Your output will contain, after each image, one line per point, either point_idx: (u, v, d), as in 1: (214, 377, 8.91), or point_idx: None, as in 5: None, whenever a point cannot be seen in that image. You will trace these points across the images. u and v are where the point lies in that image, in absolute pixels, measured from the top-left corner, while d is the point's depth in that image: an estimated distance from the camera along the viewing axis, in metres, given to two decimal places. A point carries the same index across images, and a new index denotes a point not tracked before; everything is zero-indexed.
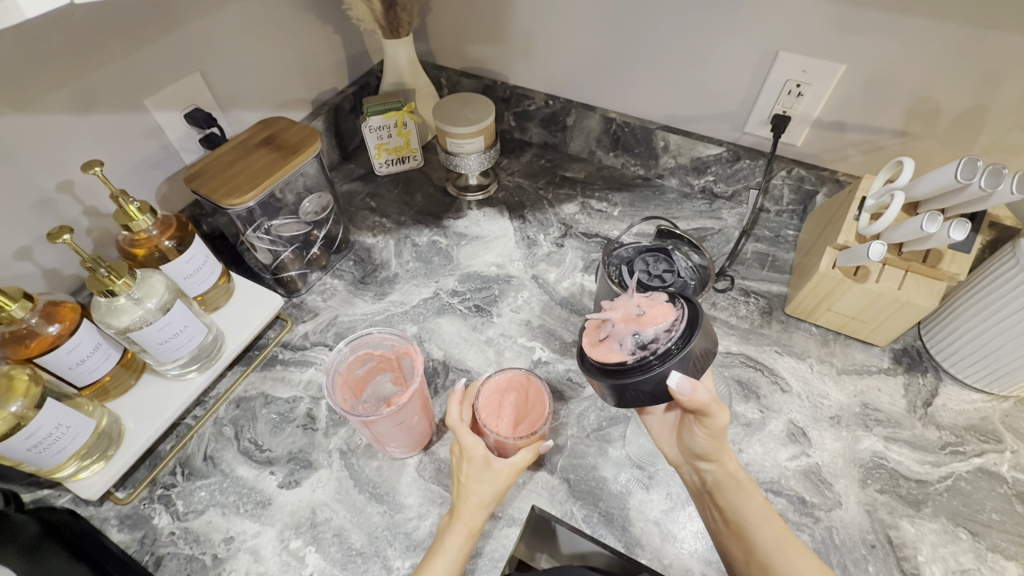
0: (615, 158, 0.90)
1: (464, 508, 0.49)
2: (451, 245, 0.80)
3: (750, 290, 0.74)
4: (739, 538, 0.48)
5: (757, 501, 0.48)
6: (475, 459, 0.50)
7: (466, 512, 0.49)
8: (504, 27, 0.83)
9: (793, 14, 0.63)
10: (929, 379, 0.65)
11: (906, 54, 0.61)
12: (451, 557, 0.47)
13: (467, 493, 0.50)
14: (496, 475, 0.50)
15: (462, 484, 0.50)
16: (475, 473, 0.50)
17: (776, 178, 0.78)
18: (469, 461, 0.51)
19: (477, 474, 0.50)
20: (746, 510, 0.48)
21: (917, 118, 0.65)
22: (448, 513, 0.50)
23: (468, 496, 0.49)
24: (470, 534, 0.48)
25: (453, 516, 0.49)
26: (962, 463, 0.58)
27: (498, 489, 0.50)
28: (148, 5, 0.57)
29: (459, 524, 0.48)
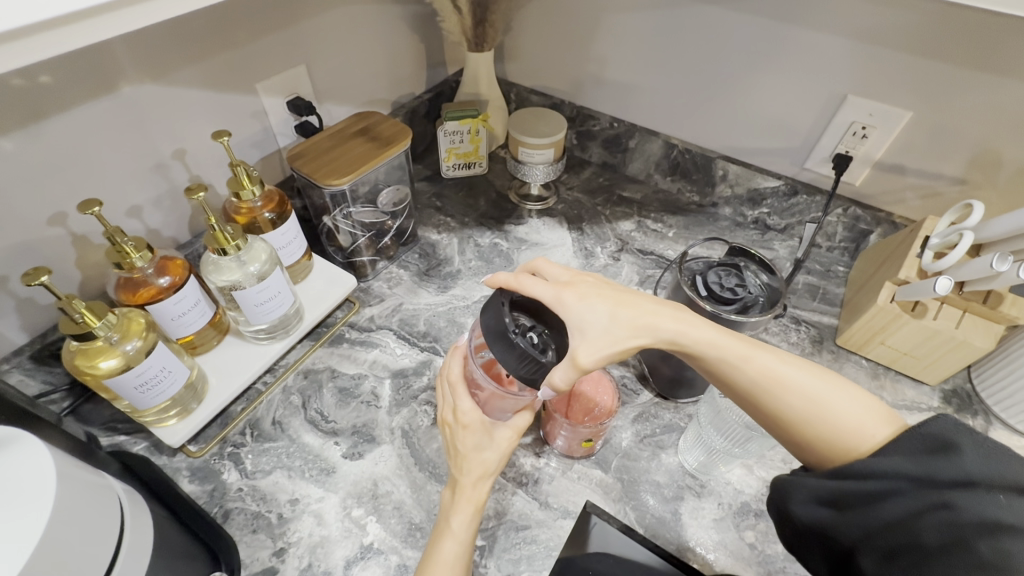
0: (671, 183, 0.93)
1: (470, 480, 0.49)
2: (512, 249, 0.83)
3: (801, 319, 0.76)
4: (722, 382, 0.45)
5: (718, 344, 0.44)
6: (471, 427, 0.51)
7: (469, 485, 0.49)
8: (581, 50, 0.88)
9: (868, 60, 0.67)
10: (978, 422, 0.66)
11: (976, 106, 0.64)
12: (458, 538, 0.47)
13: (470, 463, 0.50)
14: (497, 441, 0.51)
15: (462, 455, 0.51)
16: (476, 441, 0.51)
17: (832, 215, 0.81)
18: (465, 428, 0.51)
19: (479, 443, 0.51)
20: (715, 356, 0.44)
21: (979, 169, 0.68)
22: (450, 489, 0.50)
23: (471, 469, 0.50)
24: (476, 509, 0.49)
25: (456, 491, 0.49)
26: None
27: (501, 456, 0.51)
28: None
29: (464, 501, 0.49)
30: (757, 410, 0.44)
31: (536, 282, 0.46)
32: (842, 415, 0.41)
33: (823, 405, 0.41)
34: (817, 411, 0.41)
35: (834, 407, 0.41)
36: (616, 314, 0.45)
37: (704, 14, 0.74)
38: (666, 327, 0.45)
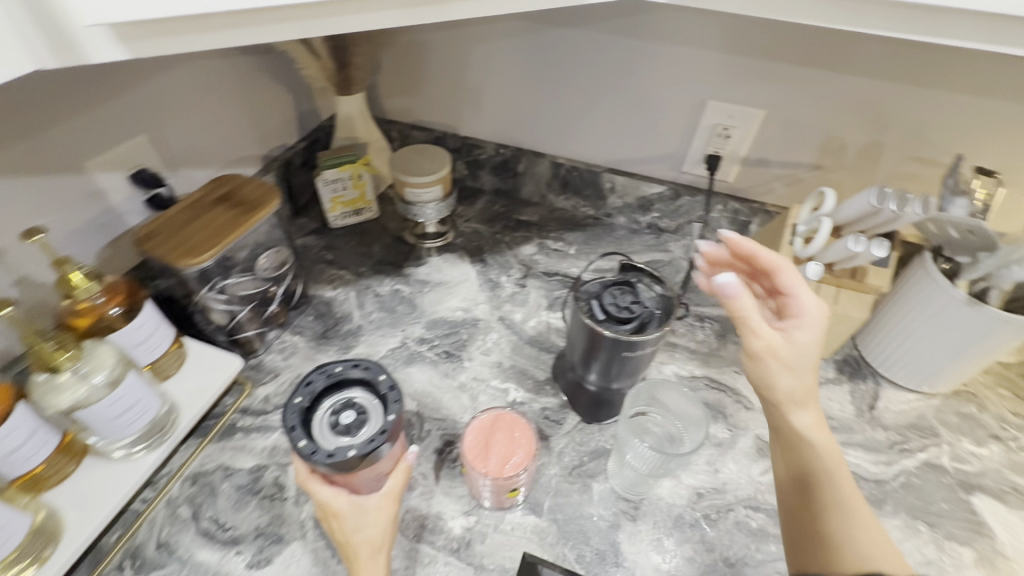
0: (565, 201, 0.94)
1: (361, 564, 0.45)
2: (414, 292, 0.79)
3: (704, 315, 0.79)
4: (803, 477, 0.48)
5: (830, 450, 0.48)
6: (343, 512, 0.46)
7: (365, 568, 0.45)
8: (455, 82, 0.87)
9: (717, 69, 0.72)
10: (869, 385, 0.71)
11: (813, 101, 0.70)
12: None
13: (356, 547, 0.46)
14: (376, 511, 0.47)
15: (347, 541, 0.46)
16: (353, 521, 0.46)
17: (715, 212, 0.85)
18: (336, 515, 0.46)
19: (356, 521, 0.46)
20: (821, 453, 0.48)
21: (827, 154, 0.75)
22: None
23: (359, 548, 0.46)
24: None
25: None
26: (909, 459, 0.63)
27: (386, 526, 0.47)
28: (107, 71, 0.57)
29: None
30: (813, 513, 0.47)
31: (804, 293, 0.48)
32: (878, 547, 0.43)
33: (868, 536, 0.43)
34: (868, 542, 0.43)
35: (870, 535, 0.44)
36: (807, 358, 0.48)
37: (565, 37, 0.75)
38: (796, 417, 0.49)
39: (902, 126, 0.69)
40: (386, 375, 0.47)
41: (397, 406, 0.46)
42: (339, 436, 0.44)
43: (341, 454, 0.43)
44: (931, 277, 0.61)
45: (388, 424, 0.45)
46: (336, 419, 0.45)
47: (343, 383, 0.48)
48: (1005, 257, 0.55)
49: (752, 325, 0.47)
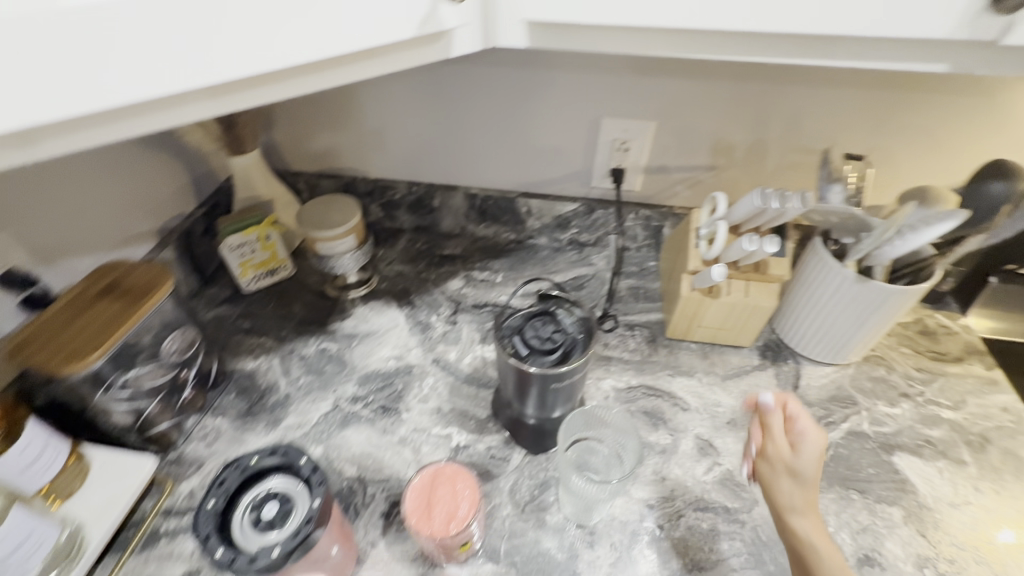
0: (485, 229, 0.94)
1: None
2: (343, 348, 0.76)
3: (634, 324, 0.81)
4: None
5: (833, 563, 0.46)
6: None
7: None
8: (356, 126, 0.86)
9: (605, 89, 0.75)
10: (791, 365, 0.75)
11: (698, 108, 0.74)
12: None
13: None
14: None
15: None
16: None
17: (628, 221, 0.88)
18: None
19: None
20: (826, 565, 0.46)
21: (719, 155, 0.79)
22: None
23: None
24: None
25: None
26: (835, 431, 0.67)
27: None
28: None
29: None
30: None
31: (798, 413, 0.54)
32: None
33: None
34: None
35: None
36: (811, 472, 0.51)
37: (460, 70, 0.76)
38: (796, 524, 0.50)
39: (778, 123, 0.74)
40: (305, 458, 0.46)
41: (321, 487, 0.45)
42: (264, 532, 0.43)
43: (263, 554, 0.41)
44: (824, 261, 0.66)
45: (312, 510, 0.43)
46: (257, 515, 0.45)
47: (257, 478, 0.47)
48: (878, 234, 0.60)
49: (772, 433, 0.54)
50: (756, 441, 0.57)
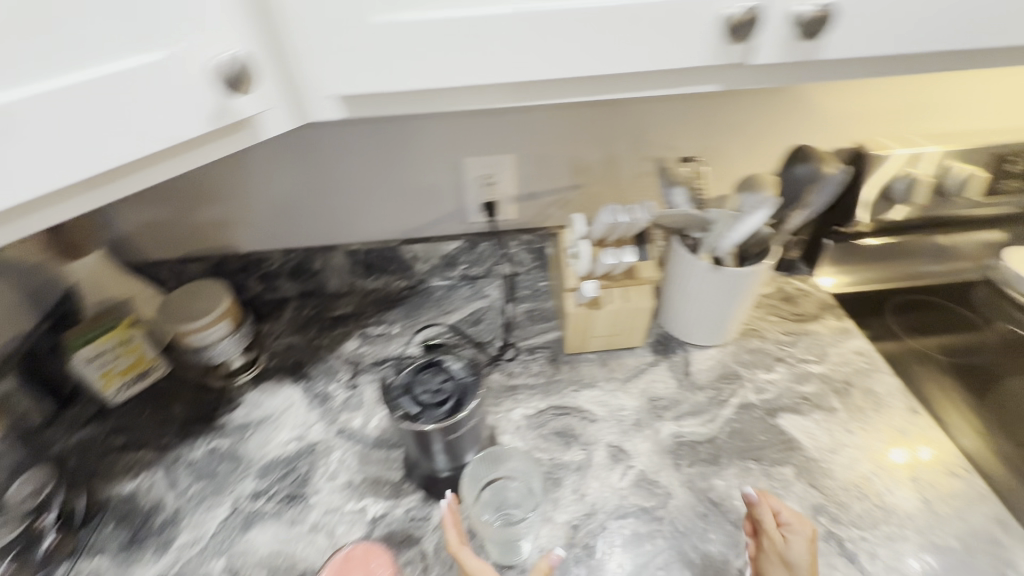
0: (375, 281, 0.91)
1: None
2: (235, 442, 0.71)
3: (534, 347, 0.83)
4: None
5: None
6: None
7: None
8: (213, 204, 0.81)
9: (459, 131, 0.77)
10: (681, 355, 0.80)
11: (548, 137, 0.79)
12: None
13: None
14: None
15: None
16: None
17: (513, 247, 0.90)
18: None
19: None
20: None
21: (579, 175, 0.84)
22: None
23: None
24: None
25: None
26: (727, 408, 0.73)
27: None
28: None
29: None
30: None
31: (781, 507, 0.55)
32: None
33: None
34: None
35: None
36: (806, 567, 0.52)
37: (317, 131, 0.76)
38: None
39: (622, 139, 0.80)
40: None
41: None
42: None
43: None
44: (683, 255, 0.72)
45: None
46: None
47: None
48: (718, 227, 0.67)
49: (766, 526, 0.54)
50: (752, 534, 0.57)
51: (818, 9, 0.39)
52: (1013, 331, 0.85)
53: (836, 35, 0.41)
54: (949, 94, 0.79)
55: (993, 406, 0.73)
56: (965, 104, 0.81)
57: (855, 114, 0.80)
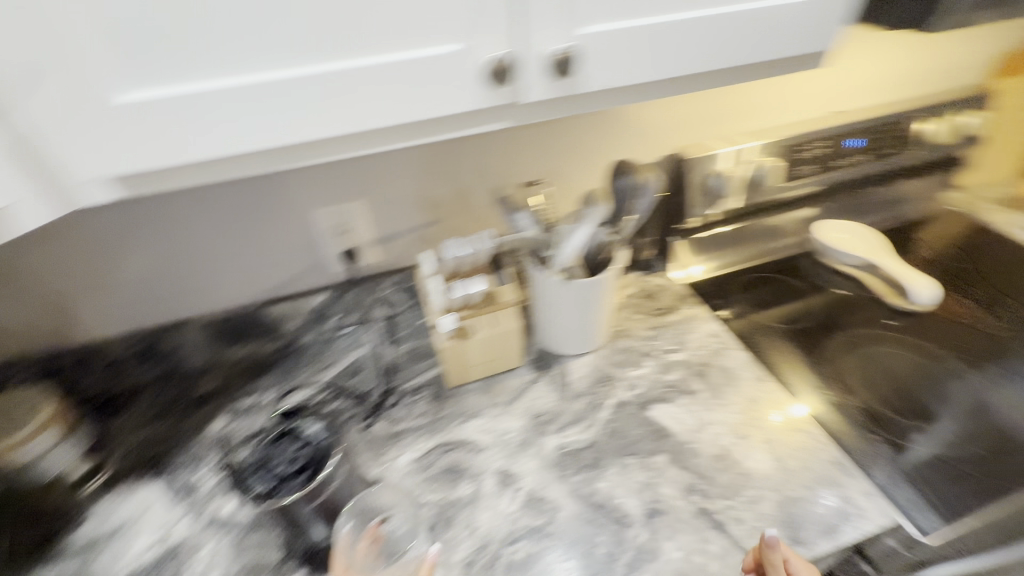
0: (241, 348, 0.85)
1: None
2: (82, 565, 0.62)
3: (417, 386, 0.81)
4: None
5: None
6: None
7: None
8: (32, 296, 0.74)
9: (300, 186, 0.76)
10: (559, 367, 0.84)
11: (394, 179, 0.80)
12: None
13: None
14: None
15: None
16: None
17: (383, 289, 0.90)
18: None
19: None
20: None
21: (433, 210, 0.85)
22: None
23: None
24: None
25: None
26: (604, 411, 0.77)
27: None
28: None
29: None
30: None
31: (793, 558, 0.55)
32: None
33: None
34: None
35: None
36: None
37: (140, 203, 0.72)
38: None
39: (467, 172, 0.83)
40: None
41: None
42: None
43: None
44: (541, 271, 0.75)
45: None
46: None
47: None
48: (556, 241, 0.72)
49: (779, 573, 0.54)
50: None
51: (563, 52, 0.46)
52: (836, 293, 0.96)
53: (579, 74, 0.48)
54: (737, 97, 0.92)
55: (824, 364, 0.83)
56: (752, 103, 0.94)
57: (664, 126, 0.90)
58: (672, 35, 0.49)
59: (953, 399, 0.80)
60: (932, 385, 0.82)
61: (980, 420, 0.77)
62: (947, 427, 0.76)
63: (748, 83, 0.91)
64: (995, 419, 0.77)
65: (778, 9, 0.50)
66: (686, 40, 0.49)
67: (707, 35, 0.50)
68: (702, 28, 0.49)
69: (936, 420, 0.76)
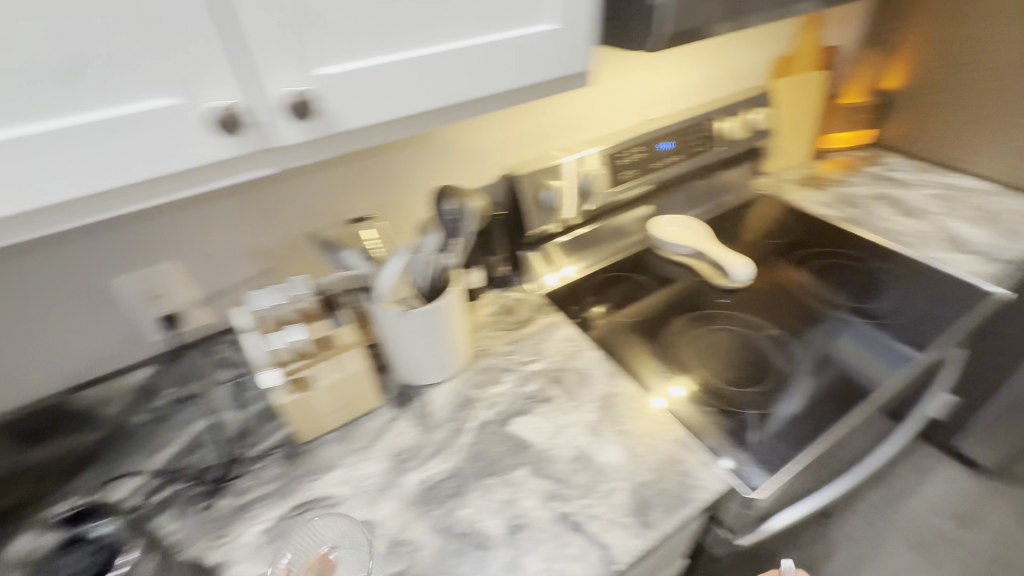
0: (48, 448, 0.73)
1: None
2: None
3: (266, 448, 0.75)
4: None
5: None
6: None
7: None
8: None
9: (92, 253, 0.69)
10: (419, 400, 0.82)
11: (206, 234, 0.75)
12: None
13: None
14: None
15: None
16: None
17: (220, 350, 0.83)
18: None
19: None
20: None
21: (261, 260, 0.81)
22: None
23: None
24: None
25: None
26: (465, 435, 0.76)
27: None
28: None
29: None
30: None
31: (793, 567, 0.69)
32: None
33: None
34: None
35: None
36: None
37: None
38: None
39: (290, 217, 0.80)
40: None
41: None
42: None
43: None
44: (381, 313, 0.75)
45: None
46: None
47: None
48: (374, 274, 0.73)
49: None
50: None
51: (297, 96, 0.47)
52: (689, 285, 1.04)
53: (329, 113, 0.49)
54: (542, 114, 0.97)
55: (686, 352, 0.89)
56: (559, 119, 1.00)
57: (470, 155, 0.92)
58: (416, 71, 0.52)
59: (808, 356, 0.88)
60: (781, 348, 0.89)
61: (828, 372, 0.85)
62: (806, 382, 0.83)
63: (536, 104, 0.96)
64: (843, 363, 0.86)
65: (515, 41, 0.56)
66: (434, 74, 0.53)
67: (454, 68, 0.54)
68: (445, 62, 0.53)
69: (798, 379, 0.83)
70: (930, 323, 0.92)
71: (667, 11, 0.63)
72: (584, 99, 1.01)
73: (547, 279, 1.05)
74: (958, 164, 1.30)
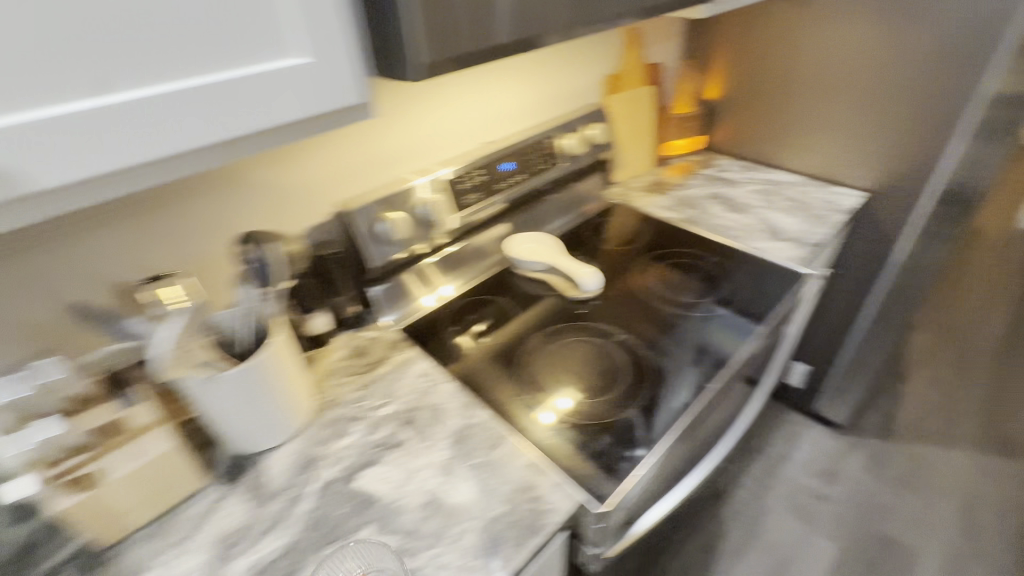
0: None
1: None
2: None
3: None
4: None
5: None
6: None
7: None
8: None
9: None
10: (255, 470, 0.74)
11: None
12: None
13: None
14: None
15: None
16: None
17: None
18: None
19: None
20: None
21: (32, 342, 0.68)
22: None
23: None
24: None
25: None
26: (305, 501, 0.69)
27: None
28: None
29: None
30: None
31: None
32: None
33: None
34: None
35: None
36: None
37: None
38: None
39: (61, 289, 0.68)
40: None
41: None
42: None
43: None
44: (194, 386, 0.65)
45: None
46: None
47: None
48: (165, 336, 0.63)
49: None
50: None
51: None
52: (553, 301, 1.05)
53: None
54: (362, 150, 0.94)
55: (555, 367, 0.89)
56: (382, 152, 0.97)
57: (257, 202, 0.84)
58: (105, 123, 0.42)
59: (686, 347, 0.92)
60: (663, 344, 0.93)
61: (708, 359, 0.90)
62: (690, 372, 0.87)
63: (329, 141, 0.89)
64: (717, 349, 0.92)
65: (253, 79, 0.48)
66: (146, 121, 0.44)
67: (165, 115, 0.44)
68: (151, 110, 0.44)
69: (683, 370, 0.87)
70: (765, 298, 1.02)
71: (462, 40, 0.60)
72: (408, 130, 0.99)
73: (427, 300, 1.05)
74: (775, 160, 1.46)
